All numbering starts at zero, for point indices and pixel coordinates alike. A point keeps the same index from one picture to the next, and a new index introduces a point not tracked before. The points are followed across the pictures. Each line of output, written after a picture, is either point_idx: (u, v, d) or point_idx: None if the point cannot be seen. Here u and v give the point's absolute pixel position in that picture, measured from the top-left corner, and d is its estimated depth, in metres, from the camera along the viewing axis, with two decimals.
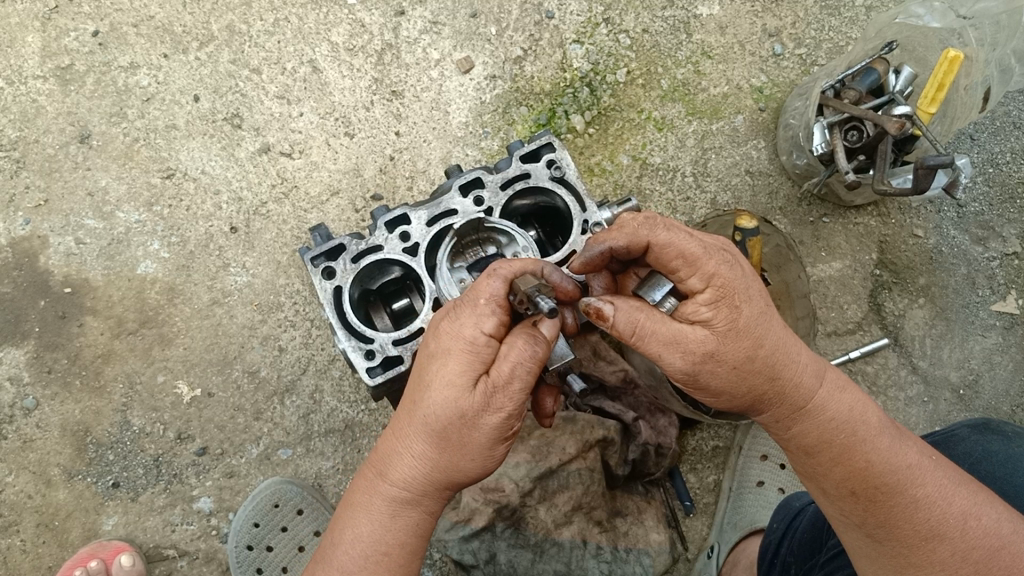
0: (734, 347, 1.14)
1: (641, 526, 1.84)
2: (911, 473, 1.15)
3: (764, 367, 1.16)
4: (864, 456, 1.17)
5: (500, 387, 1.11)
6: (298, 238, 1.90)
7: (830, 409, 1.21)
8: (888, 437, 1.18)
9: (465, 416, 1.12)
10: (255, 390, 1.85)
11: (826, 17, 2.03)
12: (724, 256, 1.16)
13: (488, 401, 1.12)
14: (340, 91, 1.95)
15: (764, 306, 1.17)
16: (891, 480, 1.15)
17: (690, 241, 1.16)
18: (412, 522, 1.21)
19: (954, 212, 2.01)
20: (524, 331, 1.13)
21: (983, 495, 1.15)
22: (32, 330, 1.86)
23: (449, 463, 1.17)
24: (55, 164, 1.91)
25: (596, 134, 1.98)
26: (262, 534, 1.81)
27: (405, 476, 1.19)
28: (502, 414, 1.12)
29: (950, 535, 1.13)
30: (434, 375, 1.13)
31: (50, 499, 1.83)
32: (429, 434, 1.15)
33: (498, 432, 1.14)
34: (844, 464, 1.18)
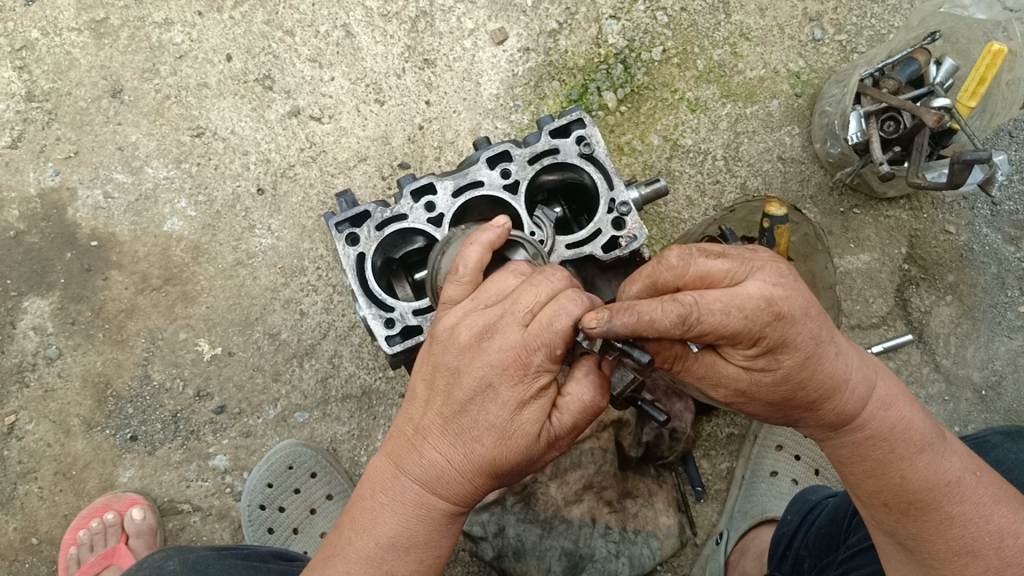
0: (772, 389, 1.10)
1: (651, 508, 1.84)
2: (948, 489, 1.12)
3: (802, 400, 1.12)
4: (900, 474, 1.13)
5: (559, 434, 1.12)
6: (324, 203, 1.89)
7: (871, 426, 1.15)
8: (930, 455, 1.14)
9: (528, 456, 1.12)
10: (275, 351, 1.86)
11: (869, 4, 2.00)
12: (771, 314, 1.02)
13: (547, 445, 1.12)
14: (373, 56, 1.94)
15: (811, 347, 1.07)
16: (926, 497, 1.12)
17: (727, 318, 1.01)
18: (451, 532, 1.20)
19: (988, 210, 1.97)
20: (585, 377, 1.11)
21: (1022, 514, 1.13)
22: (58, 281, 1.88)
23: (495, 482, 1.16)
24: (86, 117, 1.92)
25: (627, 112, 1.95)
26: (275, 495, 1.82)
27: (455, 497, 1.15)
28: (555, 450, 1.15)
29: (985, 552, 1.10)
30: (507, 417, 1.08)
31: (69, 449, 1.85)
32: (492, 471, 1.12)
33: (546, 460, 1.17)
34: (878, 480, 1.15)
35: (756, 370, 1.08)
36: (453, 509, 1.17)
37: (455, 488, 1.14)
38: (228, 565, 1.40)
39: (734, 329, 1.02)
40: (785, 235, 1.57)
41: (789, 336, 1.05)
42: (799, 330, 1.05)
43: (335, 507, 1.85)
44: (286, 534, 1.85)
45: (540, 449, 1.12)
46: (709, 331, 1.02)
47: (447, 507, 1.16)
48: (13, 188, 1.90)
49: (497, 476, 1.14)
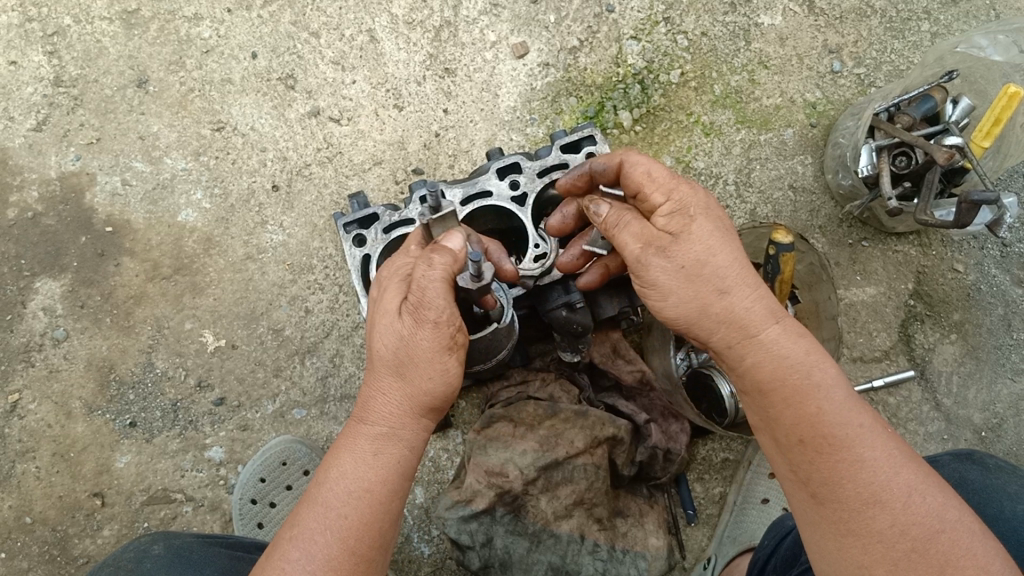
0: (688, 249, 1.15)
1: (640, 528, 1.82)
2: (858, 432, 1.10)
3: (715, 284, 1.15)
4: (815, 405, 1.11)
5: (417, 304, 1.15)
6: (337, 203, 1.92)
7: (783, 348, 1.15)
8: (841, 395, 1.12)
9: (402, 339, 1.16)
10: (278, 347, 1.87)
11: (889, 39, 2.01)
12: (692, 183, 1.21)
13: (413, 318, 1.15)
14: (395, 63, 1.97)
15: (723, 231, 1.18)
16: (837, 433, 1.10)
17: (659, 168, 1.22)
18: (391, 464, 1.18)
19: (997, 251, 1.97)
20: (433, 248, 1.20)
21: (931, 478, 1.10)
22: (70, 264, 1.90)
23: (409, 390, 1.18)
24: (111, 105, 1.95)
25: (642, 132, 1.97)
26: (267, 490, 1.82)
27: (377, 415, 1.19)
28: (430, 324, 1.14)
29: (892, 504, 1.07)
30: (376, 314, 1.20)
31: (68, 431, 1.87)
32: (385, 368, 1.19)
33: (438, 344, 1.15)
34: (795, 409, 1.12)
35: (673, 233, 1.17)
36: (380, 433, 1.18)
37: (372, 400, 1.20)
38: (212, 553, 1.42)
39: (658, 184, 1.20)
40: (790, 260, 1.59)
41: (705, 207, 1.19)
42: (711, 207, 1.20)
43: None
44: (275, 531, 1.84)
45: (410, 327, 1.16)
46: (637, 177, 1.23)
47: (371, 432, 1.19)
48: (34, 170, 1.92)
49: (396, 373, 1.18)
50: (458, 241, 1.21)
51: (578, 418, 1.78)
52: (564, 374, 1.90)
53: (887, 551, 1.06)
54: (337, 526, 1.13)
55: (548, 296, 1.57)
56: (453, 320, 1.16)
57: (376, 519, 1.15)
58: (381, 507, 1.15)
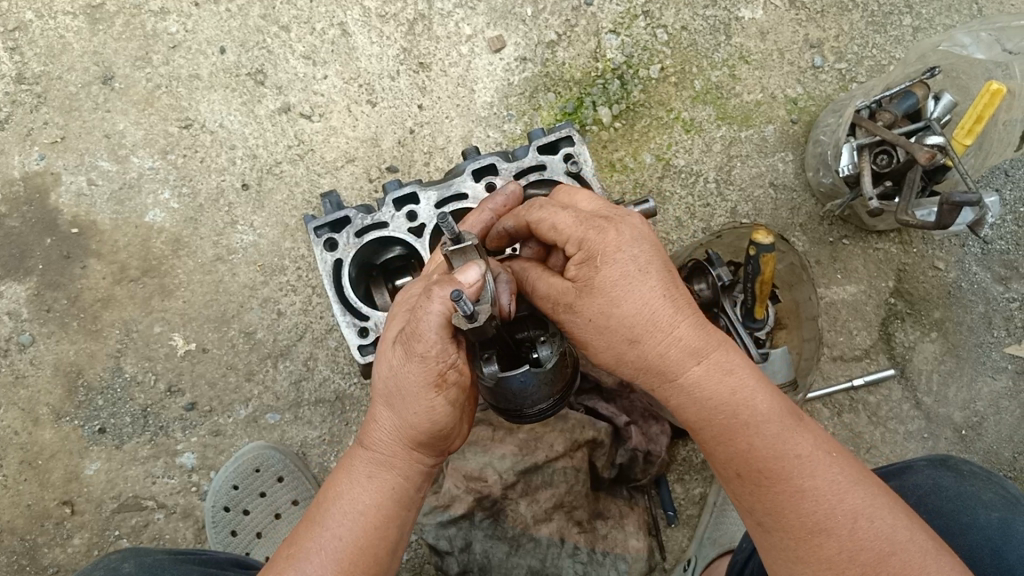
0: (591, 304, 1.12)
1: (620, 530, 1.80)
2: (795, 463, 1.07)
3: (625, 334, 1.12)
4: (752, 442, 1.08)
5: (410, 335, 1.08)
6: (309, 202, 1.87)
7: (707, 388, 1.10)
8: (776, 426, 1.08)
9: (391, 370, 1.12)
10: (250, 351, 1.83)
11: (871, 34, 1.98)
12: (596, 223, 1.13)
13: (404, 351, 1.10)
14: (367, 57, 1.92)
15: (634, 272, 1.11)
16: (772, 466, 1.07)
17: (561, 213, 1.15)
18: (384, 496, 1.17)
19: (978, 248, 1.96)
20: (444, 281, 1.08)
21: (881, 499, 1.06)
22: (35, 267, 1.85)
23: (402, 424, 1.14)
24: (75, 103, 1.89)
25: (621, 128, 1.93)
26: (241, 497, 1.79)
27: (373, 440, 1.18)
28: (422, 359, 1.07)
29: (838, 532, 1.03)
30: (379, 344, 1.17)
31: (36, 438, 1.83)
32: (380, 396, 1.16)
33: (430, 381, 1.09)
34: (730, 447, 1.09)
35: (580, 285, 1.12)
36: (378, 463, 1.17)
37: (370, 426, 1.18)
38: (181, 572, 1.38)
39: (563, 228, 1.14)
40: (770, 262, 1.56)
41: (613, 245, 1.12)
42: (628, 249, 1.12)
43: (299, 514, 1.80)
44: (250, 538, 1.81)
45: (404, 360, 1.10)
46: (545, 229, 1.16)
47: (370, 460, 1.18)
48: None
49: (389, 403, 1.15)
50: (473, 274, 1.09)
51: (558, 421, 1.76)
52: None
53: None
54: (323, 546, 1.12)
55: None
56: (447, 355, 1.08)
57: (369, 543, 1.14)
58: (368, 536, 1.14)
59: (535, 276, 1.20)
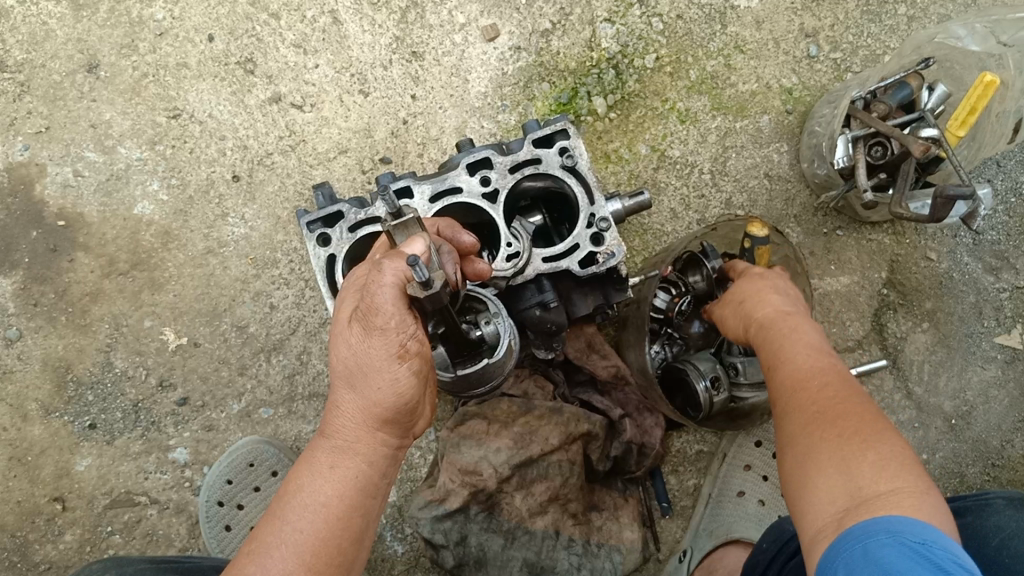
0: (785, 298, 1.28)
1: (615, 522, 1.81)
2: (817, 368, 1.11)
3: (775, 306, 1.27)
4: (798, 363, 1.13)
5: (372, 304, 1.12)
6: (301, 194, 1.84)
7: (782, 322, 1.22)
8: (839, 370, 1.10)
9: (355, 348, 1.14)
10: (242, 345, 1.81)
11: (866, 23, 1.97)
12: (789, 277, 1.37)
13: (366, 326, 1.13)
14: (359, 46, 1.89)
15: (794, 301, 1.29)
16: (806, 365, 1.12)
17: (781, 276, 1.36)
18: (348, 484, 1.14)
19: (970, 239, 1.96)
20: (392, 254, 1.15)
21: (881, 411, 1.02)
22: (21, 260, 1.81)
23: (366, 405, 1.15)
24: (59, 92, 1.85)
25: (616, 119, 1.92)
26: (234, 492, 1.78)
27: (336, 428, 1.17)
28: (385, 328, 1.11)
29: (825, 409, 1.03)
30: (336, 328, 1.18)
31: (25, 434, 1.80)
32: (341, 380, 1.17)
33: (394, 354, 1.12)
34: (785, 367, 1.14)
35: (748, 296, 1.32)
36: (342, 450, 1.16)
37: (333, 413, 1.18)
38: None
39: (779, 285, 1.33)
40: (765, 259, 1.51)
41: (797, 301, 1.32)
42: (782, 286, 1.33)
43: None
44: (244, 533, 1.80)
45: (367, 335, 1.13)
46: (758, 280, 1.34)
47: (334, 448, 1.16)
48: None
49: (351, 385, 1.16)
50: (420, 246, 1.15)
51: (553, 415, 1.76)
52: (538, 370, 1.86)
53: (834, 455, 0.97)
54: (291, 537, 1.09)
55: (520, 296, 1.53)
56: (406, 327, 1.12)
57: (334, 532, 1.11)
58: (335, 526, 1.11)
59: (740, 284, 1.36)
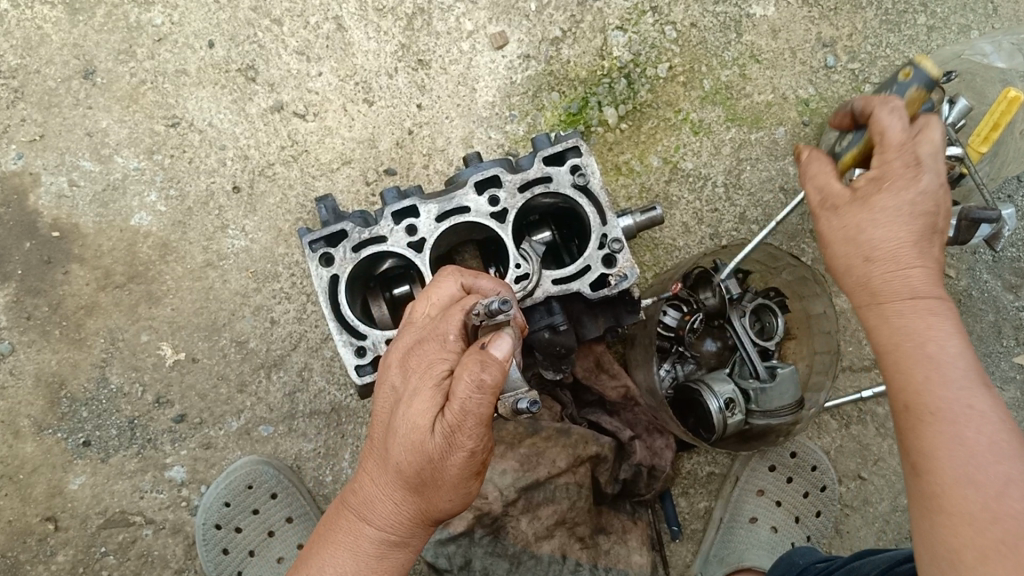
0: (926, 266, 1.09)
1: (623, 546, 1.75)
2: (963, 412, 0.99)
3: (911, 280, 1.09)
4: (946, 409, 0.99)
5: (457, 424, 1.00)
6: (303, 206, 1.79)
7: (912, 325, 1.07)
8: (993, 421, 0.98)
9: (431, 459, 1.03)
10: (241, 361, 1.76)
11: (885, 33, 1.92)
12: (923, 204, 1.09)
13: (448, 441, 1.01)
14: (364, 53, 1.83)
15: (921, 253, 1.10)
16: (950, 408, 0.99)
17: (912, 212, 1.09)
18: (387, 571, 1.14)
19: (990, 255, 1.90)
20: (481, 360, 1.01)
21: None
22: (14, 272, 1.76)
23: (421, 505, 1.10)
24: (55, 98, 1.79)
25: (627, 130, 1.87)
26: (233, 514, 1.73)
27: (383, 521, 1.11)
28: (466, 451, 1.02)
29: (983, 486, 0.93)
30: (399, 421, 1.04)
31: (17, 451, 1.75)
32: (400, 479, 1.08)
33: (466, 471, 1.05)
34: (921, 406, 1.01)
35: (876, 256, 1.10)
36: (386, 540, 1.12)
37: (381, 503, 1.11)
38: None
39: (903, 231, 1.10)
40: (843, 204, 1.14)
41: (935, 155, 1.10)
42: (912, 211, 1.09)
43: (294, 531, 1.75)
44: (241, 556, 1.75)
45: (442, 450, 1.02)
46: (890, 225, 1.10)
47: (378, 536, 1.12)
48: None
49: (412, 488, 1.08)
50: (507, 348, 1.02)
51: (562, 436, 1.70)
52: (545, 389, 1.80)
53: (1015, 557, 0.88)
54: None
55: (528, 317, 1.48)
56: (488, 445, 1.04)
57: None
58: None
59: (869, 225, 1.11)
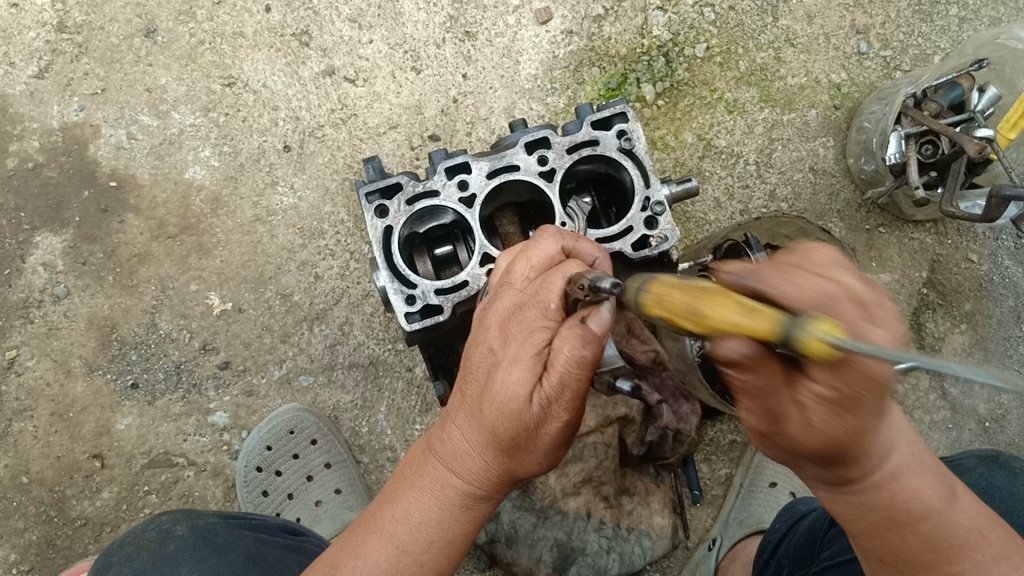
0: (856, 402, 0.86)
1: (646, 507, 1.83)
2: (899, 484, 0.99)
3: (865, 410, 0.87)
4: (885, 488, 0.99)
5: (554, 397, 1.05)
6: (349, 166, 1.86)
7: (866, 447, 0.94)
8: (912, 467, 1.01)
9: (528, 425, 1.07)
10: (286, 313, 1.83)
11: (917, 22, 1.97)
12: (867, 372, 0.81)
13: (546, 410, 1.06)
14: (413, 23, 1.91)
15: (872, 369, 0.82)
16: (892, 497, 0.99)
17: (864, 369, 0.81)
18: (469, 519, 1.18)
19: (1012, 242, 1.96)
20: (580, 327, 1.04)
21: (933, 474, 1.02)
22: (72, 219, 1.84)
23: (508, 463, 1.14)
24: (117, 55, 1.87)
25: (664, 107, 1.93)
26: (273, 458, 1.81)
27: (470, 475, 1.15)
28: (560, 421, 1.07)
29: (930, 546, 0.99)
30: (497, 384, 1.07)
31: (68, 390, 1.82)
32: (492, 441, 1.11)
33: (556, 439, 1.10)
34: (863, 496, 1.00)
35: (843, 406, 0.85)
36: (470, 492, 1.16)
37: (468, 459, 1.14)
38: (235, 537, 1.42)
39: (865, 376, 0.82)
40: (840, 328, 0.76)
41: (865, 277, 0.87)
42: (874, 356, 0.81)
43: (332, 476, 1.82)
44: (281, 498, 1.84)
45: (538, 417, 1.06)
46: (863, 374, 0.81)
47: (464, 487, 1.15)
48: (36, 119, 1.85)
49: (503, 450, 1.12)
50: (607, 315, 1.05)
51: (590, 396, 1.75)
52: None
53: None
54: (412, 573, 1.13)
55: None
56: (579, 414, 1.09)
57: (449, 570, 1.17)
58: (451, 558, 1.17)
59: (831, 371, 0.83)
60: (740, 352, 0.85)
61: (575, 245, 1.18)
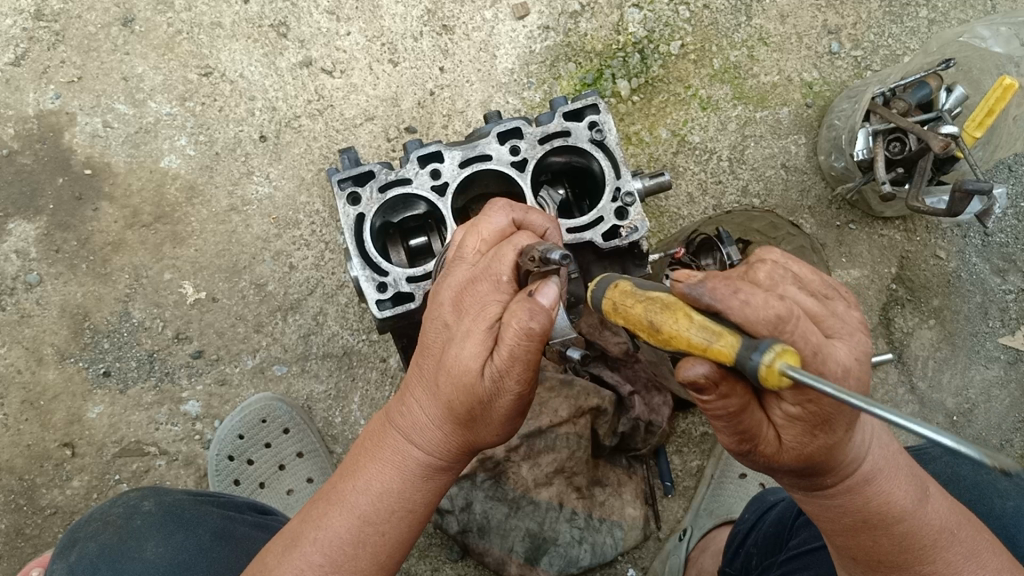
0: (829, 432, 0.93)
1: (618, 498, 1.84)
2: (876, 489, 1.03)
3: (836, 430, 0.93)
4: (865, 493, 1.03)
5: (506, 369, 1.02)
6: (326, 157, 1.87)
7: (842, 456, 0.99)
8: (892, 470, 1.05)
9: (482, 399, 1.07)
10: (260, 302, 1.84)
11: (888, 23, 2.01)
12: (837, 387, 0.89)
13: (499, 385, 1.04)
14: (391, 16, 1.92)
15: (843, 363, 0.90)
16: (873, 506, 1.03)
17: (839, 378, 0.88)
18: (430, 490, 1.20)
19: (979, 240, 1.99)
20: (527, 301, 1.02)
21: (908, 474, 1.06)
22: (46, 207, 1.83)
23: (467, 435, 1.14)
24: (94, 43, 1.87)
25: (639, 102, 1.95)
26: (245, 447, 1.81)
27: (428, 446, 1.16)
28: (513, 395, 1.06)
29: (911, 549, 1.03)
30: (451, 358, 1.06)
31: (39, 378, 1.82)
32: (449, 413, 1.11)
33: (513, 410, 1.09)
34: (841, 502, 1.04)
35: (817, 427, 0.92)
36: (432, 463, 1.17)
37: (426, 430, 1.15)
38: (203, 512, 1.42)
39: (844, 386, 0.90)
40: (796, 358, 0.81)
41: (821, 289, 0.96)
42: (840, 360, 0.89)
43: (304, 465, 1.83)
44: (252, 487, 1.84)
45: (492, 391, 1.05)
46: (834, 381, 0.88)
47: (424, 458, 1.17)
48: (11, 106, 1.85)
49: (460, 423, 1.12)
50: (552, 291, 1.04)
51: (562, 386, 1.77)
52: None
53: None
54: (374, 540, 1.15)
55: None
56: (534, 386, 1.07)
57: (411, 535, 1.19)
58: (413, 526, 1.19)
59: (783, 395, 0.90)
60: (702, 373, 0.86)
61: (525, 216, 1.16)
